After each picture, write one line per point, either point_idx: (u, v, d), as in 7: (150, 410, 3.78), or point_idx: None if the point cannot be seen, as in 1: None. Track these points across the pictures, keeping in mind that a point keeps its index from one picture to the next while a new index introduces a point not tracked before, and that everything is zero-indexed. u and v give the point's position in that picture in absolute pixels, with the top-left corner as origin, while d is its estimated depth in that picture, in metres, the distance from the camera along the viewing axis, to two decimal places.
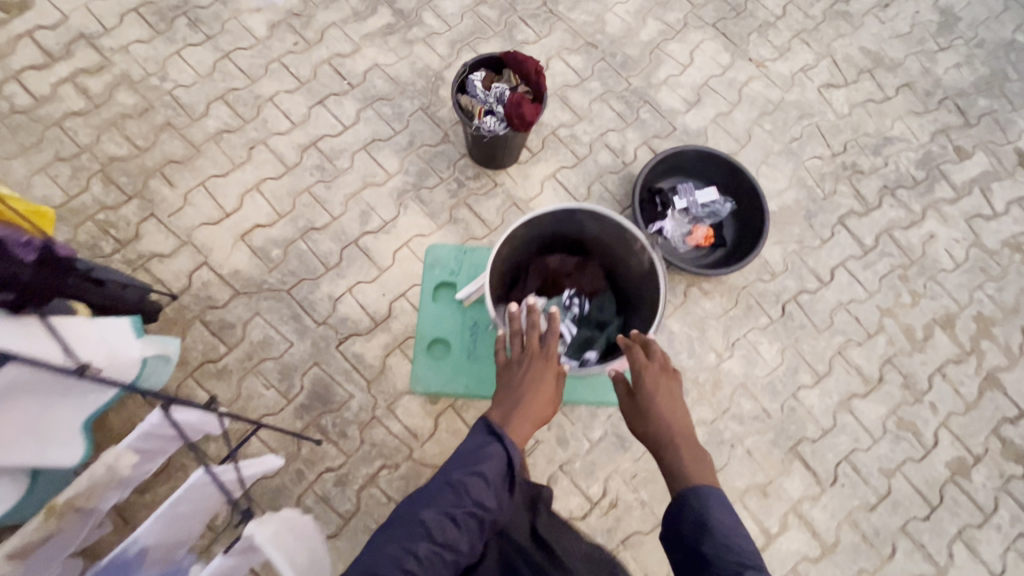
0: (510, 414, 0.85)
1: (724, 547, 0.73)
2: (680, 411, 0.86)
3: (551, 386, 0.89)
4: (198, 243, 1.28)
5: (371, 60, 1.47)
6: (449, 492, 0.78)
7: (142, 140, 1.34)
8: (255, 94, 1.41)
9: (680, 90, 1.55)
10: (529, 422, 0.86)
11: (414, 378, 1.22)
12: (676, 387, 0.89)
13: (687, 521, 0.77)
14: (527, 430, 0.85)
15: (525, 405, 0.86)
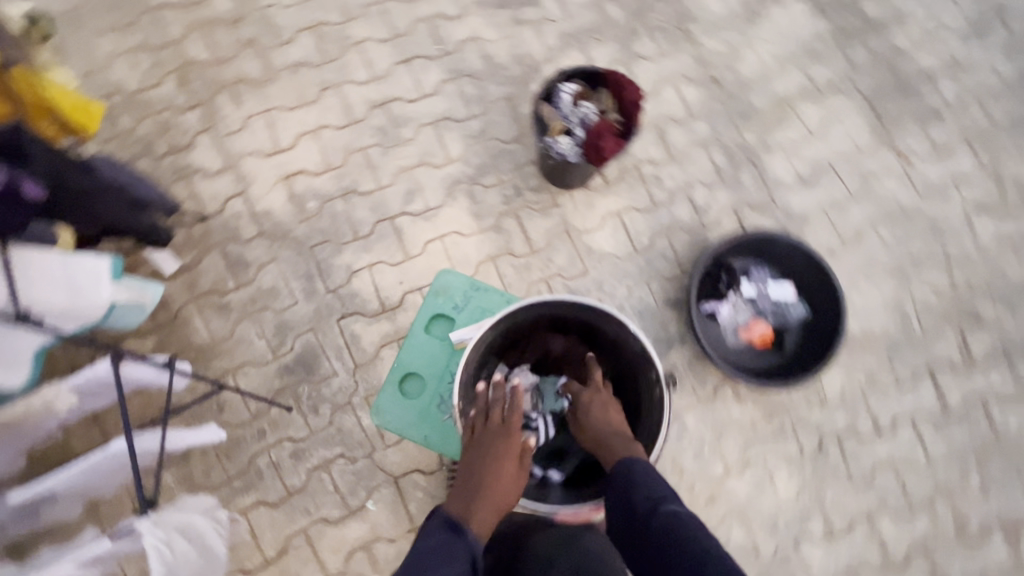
0: (471, 504, 0.77)
1: (649, 491, 0.79)
2: (611, 409, 0.90)
3: (515, 466, 0.82)
4: (243, 172, 1.26)
5: (473, 30, 1.37)
6: None
7: (225, 50, 1.31)
8: (345, 34, 1.34)
9: (795, 161, 1.34)
10: (493, 508, 0.78)
11: (377, 410, 1.15)
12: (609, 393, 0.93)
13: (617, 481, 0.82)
14: (491, 518, 0.77)
15: (488, 490, 0.78)
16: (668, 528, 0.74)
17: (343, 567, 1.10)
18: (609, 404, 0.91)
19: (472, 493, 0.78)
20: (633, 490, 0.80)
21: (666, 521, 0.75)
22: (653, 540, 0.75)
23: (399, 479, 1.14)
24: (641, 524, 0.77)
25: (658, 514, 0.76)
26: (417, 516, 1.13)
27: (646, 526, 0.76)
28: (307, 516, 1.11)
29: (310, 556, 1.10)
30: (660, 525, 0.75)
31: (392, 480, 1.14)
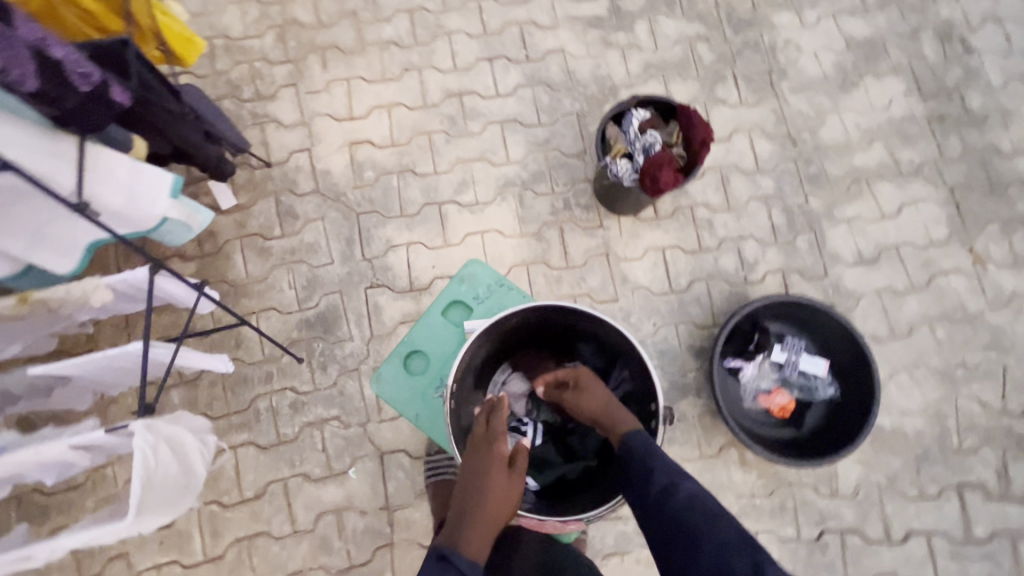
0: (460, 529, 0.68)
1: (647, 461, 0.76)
2: (594, 397, 0.87)
3: (503, 478, 0.74)
4: (315, 130, 1.32)
5: (560, 43, 1.40)
6: None
7: (326, 16, 1.39)
8: (440, 23, 1.39)
9: (859, 238, 1.28)
10: (486, 522, 0.70)
11: (376, 377, 1.13)
12: (590, 378, 0.90)
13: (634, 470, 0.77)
14: (484, 532, 0.69)
15: (479, 508, 0.70)
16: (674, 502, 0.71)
17: (311, 527, 1.11)
18: (592, 388, 0.88)
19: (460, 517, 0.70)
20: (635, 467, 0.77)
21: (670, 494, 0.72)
22: (663, 518, 0.71)
23: (385, 455, 1.15)
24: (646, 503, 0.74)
25: (678, 496, 0.71)
26: (393, 496, 1.13)
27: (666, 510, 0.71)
28: (290, 467, 1.14)
29: (283, 507, 1.12)
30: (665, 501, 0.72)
31: (377, 455, 1.15)
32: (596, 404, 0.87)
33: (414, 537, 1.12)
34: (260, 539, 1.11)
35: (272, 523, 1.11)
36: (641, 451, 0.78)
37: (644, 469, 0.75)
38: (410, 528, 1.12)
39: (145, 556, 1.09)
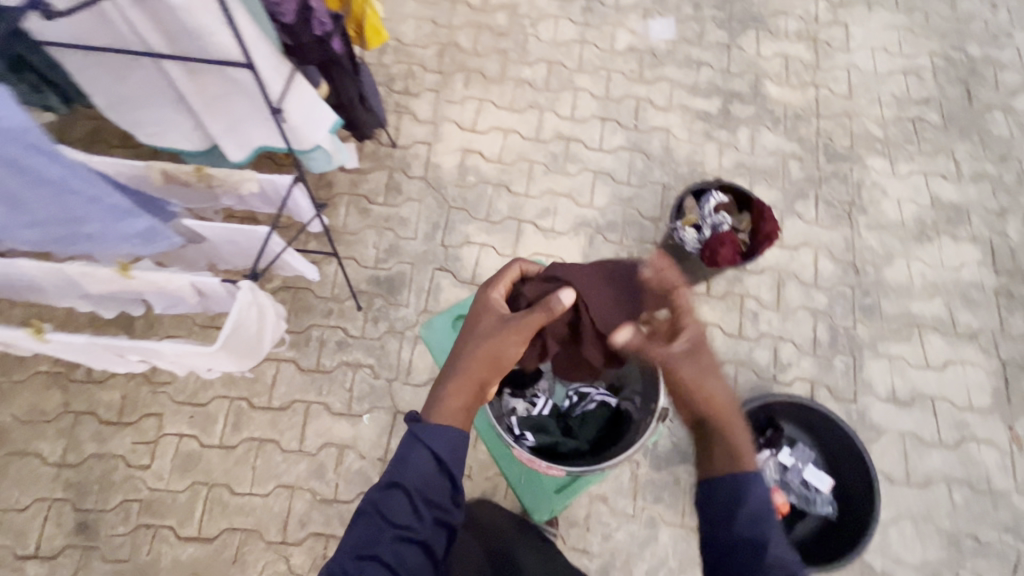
0: (438, 396, 0.70)
1: (763, 522, 0.61)
2: (713, 380, 0.70)
3: (497, 334, 0.73)
4: (440, 131, 1.54)
5: (667, 124, 1.58)
6: (377, 518, 0.64)
7: (481, 47, 1.65)
8: (571, 79, 1.62)
9: (897, 377, 1.31)
10: (466, 384, 0.70)
11: (428, 325, 1.24)
12: (710, 358, 0.72)
13: (743, 529, 0.61)
14: (460, 392, 0.70)
15: (460, 365, 0.72)
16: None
17: (314, 452, 1.22)
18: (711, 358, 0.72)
19: (443, 382, 0.71)
20: (745, 515, 0.62)
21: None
22: None
23: (399, 414, 1.25)
24: (739, 560, 0.61)
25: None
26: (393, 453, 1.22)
27: None
28: (317, 394, 1.26)
29: (298, 426, 1.24)
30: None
31: (393, 411, 1.25)
32: (714, 390, 0.69)
33: None
34: (268, 445, 1.22)
35: (283, 436, 1.23)
36: (754, 505, 0.62)
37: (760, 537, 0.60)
38: None
39: (173, 424, 1.23)
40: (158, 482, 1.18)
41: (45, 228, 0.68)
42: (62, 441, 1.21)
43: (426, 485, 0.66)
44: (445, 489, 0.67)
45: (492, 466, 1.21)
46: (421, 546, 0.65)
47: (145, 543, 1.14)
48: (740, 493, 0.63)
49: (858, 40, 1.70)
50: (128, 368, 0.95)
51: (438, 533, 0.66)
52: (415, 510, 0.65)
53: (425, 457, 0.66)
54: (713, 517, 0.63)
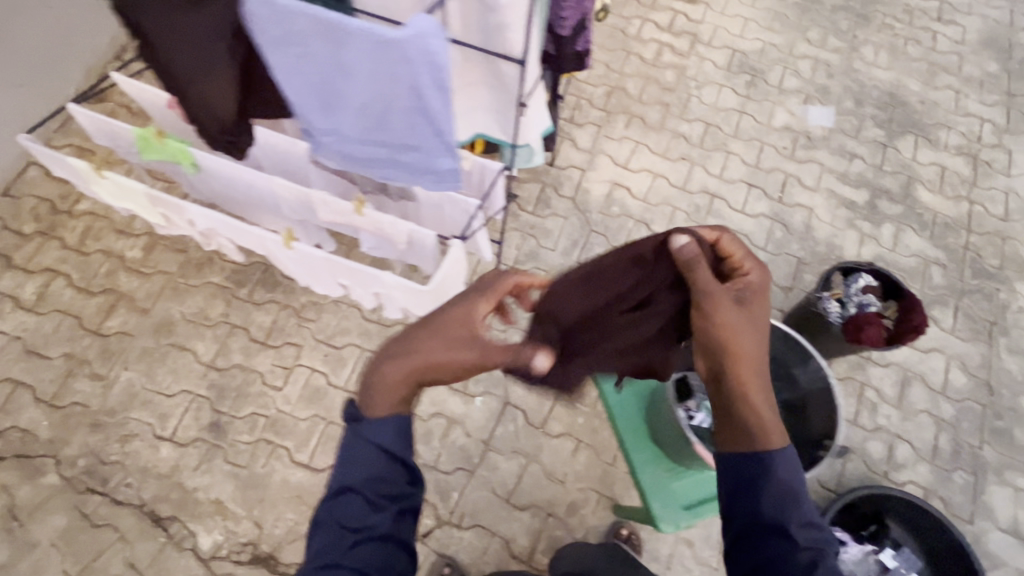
0: (374, 379, 0.67)
1: (787, 499, 0.63)
2: (756, 337, 0.66)
3: (457, 350, 0.67)
4: (595, 161, 1.66)
5: (812, 203, 1.63)
6: (331, 524, 0.63)
7: (646, 97, 1.78)
8: (724, 142, 1.72)
9: (1020, 510, 1.25)
10: (406, 378, 0.66)
11: None
12: (761, 311, 0.68)
13: (768, 505, 0.63)
14: (396, 381, 0.66)
15: (412, 359, 0.66)
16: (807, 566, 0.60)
17: (425, 417, 1.29)
18: (762, 312, 0.68)
19: (385, 364, 0.67)
20: (768, 488, 0.63)
21: (805, 557, 0.60)
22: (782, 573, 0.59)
23: (508, 405, 1.31)
24: (757, 533, 0.63)
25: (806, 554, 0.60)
26: (497, 439, 1.27)
27: (794, 558, 0.60)
28: None
29: None
30: (796, 559, 0.60)
31: (503, 400, 1.31)
32: (752, 344, 0.65)
33: (493, 481, 1.24)
34: None
35: None
36: (783, 478, 0.63)
37: (785, 510, 0.62)
38: (493, 470, 1.25)
39: (309, 357, 1.34)
40: (285, 405, 1.29)
41: (372, 151, 0.71)
42: (216, 345, 1.35)
43: (376, 478, 0.65)
44: (397, 476, 0.66)
45: (585, 479, 1.25)
46: (384, 542, 0.63)
47: (263, 457, 1.24)
48: (761, 471, 0.63)
49: (1020, 168, 1.70)
50: (328, 291, 1.09)
51: (400, 524, 0.65)
52: (370, 510, 0.64)
53: (370, 453, 0.65)
54: (738, 493, 0.64)
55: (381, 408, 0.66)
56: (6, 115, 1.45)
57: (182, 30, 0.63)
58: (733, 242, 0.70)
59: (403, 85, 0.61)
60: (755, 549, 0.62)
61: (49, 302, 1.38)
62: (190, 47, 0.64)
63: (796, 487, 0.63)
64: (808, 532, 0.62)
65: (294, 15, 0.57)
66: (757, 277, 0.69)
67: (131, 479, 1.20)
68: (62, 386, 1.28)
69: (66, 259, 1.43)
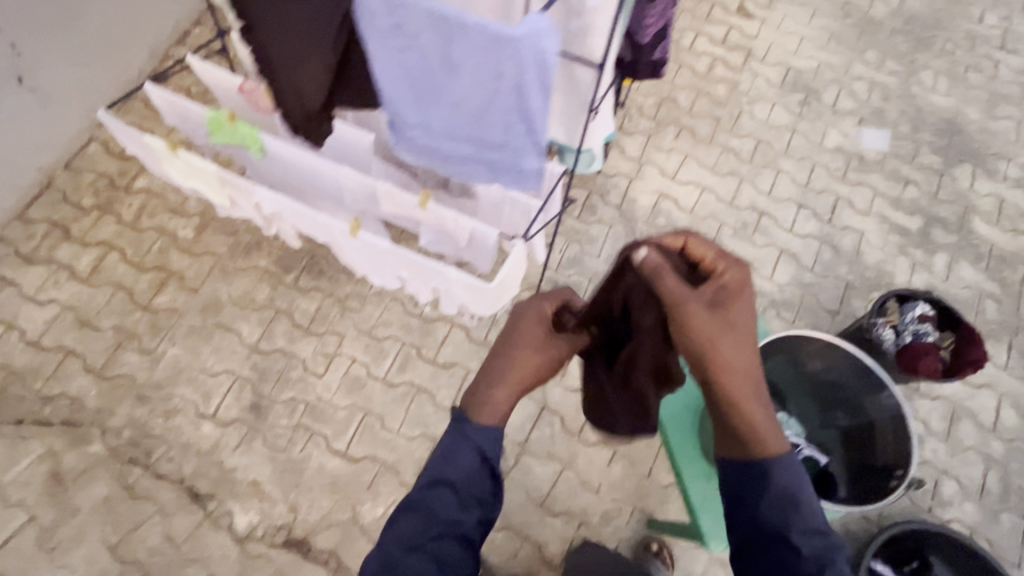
0: (482, 393, 0.72)
1: (789, 506, 0.65)
2: (737, 340, 0.64)
3: (544, 349, 0.75)
4: (642, 171, 1.65)
5: (863, 227, 1.60)
6: (423, 513, 0.67)
7: (696, 110, 1.76)
8: (775, 160, 1.69)
9: None
10: (512, 387, 0.72)
11: None
12: (740, 312, 0.66)
13: (768, 512, 0.65)
14: (506, 392, 0.72)
15: (510, 369, 0.72)
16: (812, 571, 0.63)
17: None
18: (743, 309, 0.66)
19: (490, 380, 0.72)
20: (768, 496, 0.66)
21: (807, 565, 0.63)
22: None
23: (545, 409, 1.30)
24: (760, 536, 0.66)
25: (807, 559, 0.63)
26: (533, 443, 1.26)
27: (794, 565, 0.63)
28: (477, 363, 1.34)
29: (455, 386, 1.31)
30: (798, 567, 0.63)
31: (541, 404, 1.30)
32: (733, 350, 0.64)
33: (527, 484, 1.23)
34: (423, 395, 1.30)
35: (439, 391, 1.31)
36: (785, 487, 0.65)
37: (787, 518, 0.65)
38: (527, 473, 1.24)
39: (350, 346, 1.35)
40: (324, 393, 1.30)
41: (459, 147, 0.72)
42: (260, 328, 1.36)
43: (471, 481, 0.68)
44: (490, 490, 0.70)
45: (620, 490, 1.24)
46: (463, 541, 0.67)
47: (301, 442, 1.25)
48: (762, 478, 0.66)
49: None
50: (386, 281, 1.11)
51: (479, 530, 0.69)
52: (461, 509, 0.68)
53: (471, 455, 0.69)
54: (740, 499, 0.68)
55: (494, 417, 0.71)
56: (74, 91, 1.49)
57: (285, 18, 0.64)
58: (700, 243, 0.69)
59: (503, 86, 0.62)
60: (761, 557, 0.66)
61: (103, 274, 1.41)
62: (290, 34, 0.65)
63: (796, 495, 0.65)
64: (811, 540, 0.64)
65: (409, 10, 0.58)
66: (732, 271, 0.67)
67: (173, 454, 1.22)
68: (111, 357, 1.31)
69: (121, 234, 1.47)
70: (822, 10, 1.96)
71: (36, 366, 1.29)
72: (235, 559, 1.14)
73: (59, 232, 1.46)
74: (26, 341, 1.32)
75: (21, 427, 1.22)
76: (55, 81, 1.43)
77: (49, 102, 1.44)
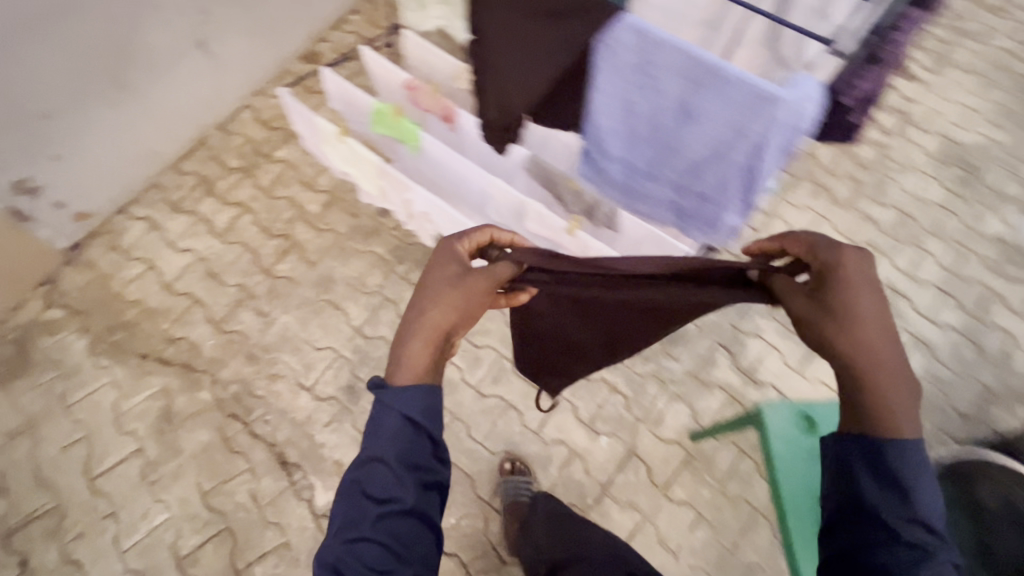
0: (396, 360, 0.67)
1: (897, 488, 0.60)
2: (858, 332, 0.60)
3: (451, 285, 0.68)
4: (770, 226, 1.56)
5: (1016, 329, 1.43)
6: (360, 501, 0.63)
7: (838, 168, 1.64)
8: (920, 237, 1.55)
9: None
10: (428, 337, 0.67)
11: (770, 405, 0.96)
12: (860, 301, 0.60)
13: (869, 486, 0.61)
14: (420, 350, 0.66)
15: (420, 319, 0.67)
16: (906, 564, 0.58)
17: (547, 441, 1.26)
18: (858, 295, 0.60)
19: (401, 342, 0.67)
20: (874, 471, 0.61)
21: (903, 556, 0.58)
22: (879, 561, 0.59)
23: (633, 454, 1.25)
24: (853, 514, 0.62)
25: (906, 542, 0.59)
26: (615, 486, 1.23)
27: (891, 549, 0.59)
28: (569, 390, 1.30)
29: (545, 410, 1.29)
30: (892, 554, 0.59)
31: (629, 449, 1.26)
32: (856, 343, 0.60)
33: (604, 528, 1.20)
34: (513, 412, 1.28)
35: (527, 412, 1.28)
36: (896, 468, 0.60)
37: (894, 493, 0.60)
38: (604, 516, 1.21)
39: None
40: None
41: (654, 185, 0.75)
42: (366, 313, 1.39)
43: (406, 452, 0.64)
44: (429, 456, 0.66)
45: (700, 557, 1.18)
46: (414, 513, 0.64)
47: None
48: (874, 455, 0.61)
49: None
50: None
51: (424, 497, 0.64)
52: (394, 482, 0.63)
53: (397, 423, 0.65)
54: (841, 474, 0.63)
55: (408, 375, 0.66)
56: (242, 60, 1.60)
57: (518, 24, 0.61)
58: (793, 239, 0.65)
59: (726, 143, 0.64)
60: (849, 534, 0.62)
61: (236, 233, 1.50)
62: (519, 41, 0.62)
63: (911, 481, 0.60)
64: (914, 527, 0.59)
65: (665, 52, 0.59)
66: (834, 262, 0.61)
67: (269, 417, 1.27)
68: (230, 312, 1.38)
69: (256, 198, 1.55)
70: (997, 81, 1.78)
71: (166, 307, 1.39)
72: (312, 532, 1.17)
73: (204, 187, 1.57)
74: (161, 282, 1.42)
75: (145, 361, 1.32)
76: (228, 48, 1.53)
77: (220, 67, 1.55)
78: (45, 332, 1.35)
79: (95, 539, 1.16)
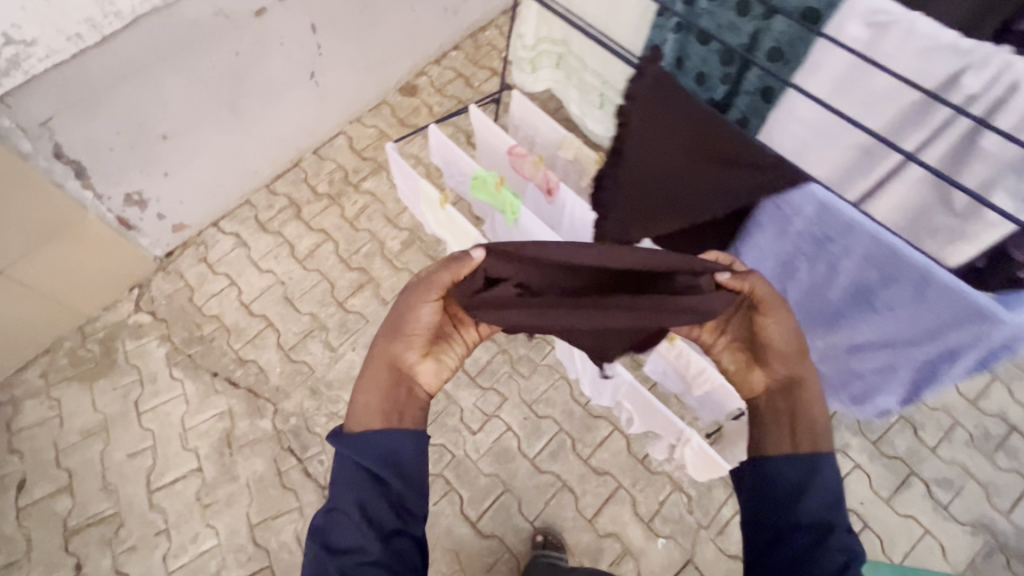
0: (354, 407, 0.76)
1: (829, 504, 0.67)
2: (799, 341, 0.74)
3: (401, 316, 0.76)
4: None
5: None
6: (323, 557, 0.66)
7: None
8: None
9: None
10: (382, 380, 0.77)
11: None
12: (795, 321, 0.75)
13: (806, 497, 0.67)
14: (371, 395, 0.76)
15: (375, 360, 0.78)
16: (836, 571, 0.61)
17: (600, 532, 1.19)
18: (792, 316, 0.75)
19: (360, 390, 0.77)
20: (812, 490, 0.68)
21: (840, 557, 0.62)
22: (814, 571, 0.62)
23: (691, 563, 1.17)
24: (797, 531, 0.66)
25: (832, 544, 0.64)
26: None
27: (823, 554, 0.63)
28: (628, 479, 1.23)
29: (601, 498, 1.22)
30: (827, 554, 0.63)
31: (688, 557, 1.17)
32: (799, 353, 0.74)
33: None
34: (568, 494, 1.22)
35: (582, 496, 1.22)
36: (825, 486, 0.68)
37: (822, 503, 0.67)
38: None
39: (508, 413, 1.30)
40: (473, 452, 1.27)
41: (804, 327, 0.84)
42: None
43: (368, 502, 0.69)
44: (397, 514, 0.69)
45: None
46: (381, 562, 0.66)
47: (438, 494, 1.23)
48: (810, 469, 0.69)
49: None
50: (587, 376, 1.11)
51: (388, 546, 0.67)
52: (356, 534, 0.67)
53: (356, 472, 0.71)
54: (781, 496, 0.69)
55: (360, 419, 0.75)
56: (345, 90, 1.63)
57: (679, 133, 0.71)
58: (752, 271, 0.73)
59: (903, 323, 0.70)
60: (786, 547, 0.66)
61: (316, 261, 1.52)
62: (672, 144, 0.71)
63: (833, 498, 0.67)
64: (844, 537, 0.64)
65: (853, 234, 0.66)
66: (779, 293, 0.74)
67: (323, 457, 1.26)
68: (299, 341, 1.40)
69: (339, 227, 1.57)
70: None
71: (242, 327, 1.42)
72: None
73: (292, 210, 1.60)
74: (240, 301, 1.46)
75: (216, 380, 1.35)
76: (334, 78, 1.57)
77: (324, 96, 1.59)
78: (130, 336, 1.41)
79: (146, 553, 1.18)
